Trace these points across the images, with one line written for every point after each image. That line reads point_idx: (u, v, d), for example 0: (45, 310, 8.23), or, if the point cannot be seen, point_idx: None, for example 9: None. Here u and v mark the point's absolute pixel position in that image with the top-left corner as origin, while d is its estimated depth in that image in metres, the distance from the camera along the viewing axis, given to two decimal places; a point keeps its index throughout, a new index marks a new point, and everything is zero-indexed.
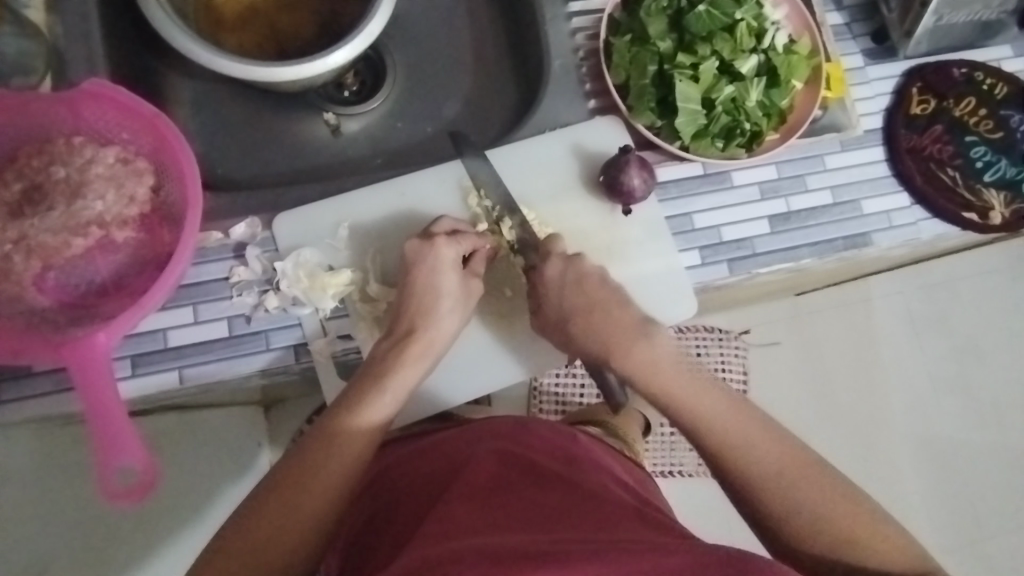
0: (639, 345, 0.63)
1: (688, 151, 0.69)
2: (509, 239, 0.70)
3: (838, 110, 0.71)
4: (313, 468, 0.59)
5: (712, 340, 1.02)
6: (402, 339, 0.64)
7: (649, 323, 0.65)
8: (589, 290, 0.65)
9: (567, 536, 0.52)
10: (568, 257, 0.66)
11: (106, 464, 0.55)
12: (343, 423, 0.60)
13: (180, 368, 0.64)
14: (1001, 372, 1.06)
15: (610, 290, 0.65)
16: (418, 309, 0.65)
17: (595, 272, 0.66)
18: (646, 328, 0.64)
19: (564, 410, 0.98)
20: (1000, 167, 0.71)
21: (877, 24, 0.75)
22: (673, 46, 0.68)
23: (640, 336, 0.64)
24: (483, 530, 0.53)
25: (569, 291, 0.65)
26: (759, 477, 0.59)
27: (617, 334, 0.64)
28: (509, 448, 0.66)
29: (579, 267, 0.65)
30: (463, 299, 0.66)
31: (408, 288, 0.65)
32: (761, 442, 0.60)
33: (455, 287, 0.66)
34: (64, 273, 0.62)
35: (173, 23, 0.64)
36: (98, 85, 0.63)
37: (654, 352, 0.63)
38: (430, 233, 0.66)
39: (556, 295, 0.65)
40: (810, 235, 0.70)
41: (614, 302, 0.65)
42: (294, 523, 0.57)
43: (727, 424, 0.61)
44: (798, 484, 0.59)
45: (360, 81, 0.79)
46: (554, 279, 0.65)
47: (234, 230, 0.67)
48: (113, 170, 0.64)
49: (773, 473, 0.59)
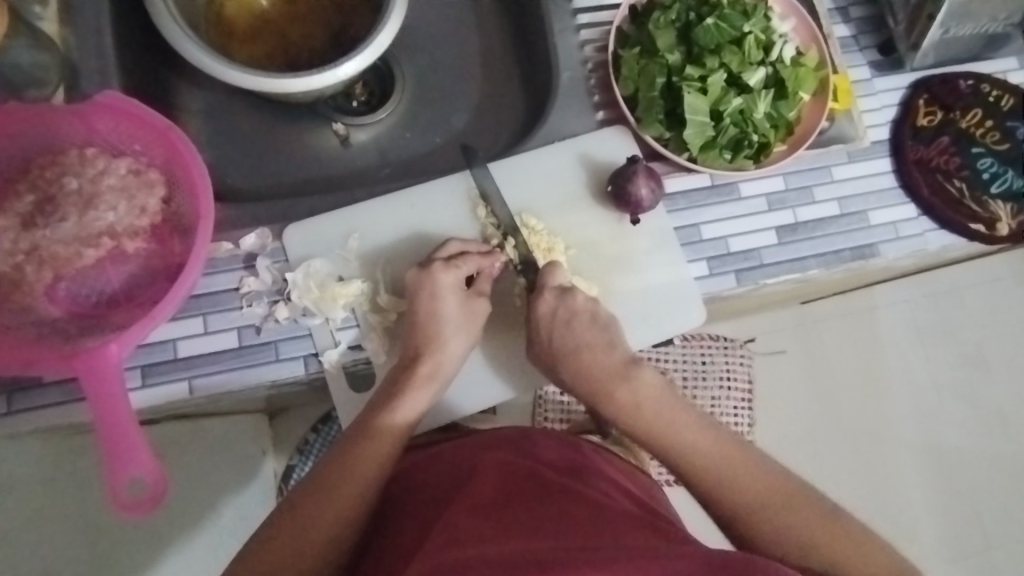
0: (621, 387, 0.67)
1: (696, 162, 0.69)
2: (512, 257, 0.70)
3: (845, 122, 0.72)
4: (333, 482, 0.61)
5: (716, 350, 0.99)
6: (411, 364, 0.65)
7: (634, 363, 0.67)
8: (578, 332, 0.66)
9: (574, 544, 0.53)
10: (560, 290, 0.66)
11: (117, 475, 0.56)
12: (360, 445, 0.62)
13: (190, 378, 0.64)
14: (1006, 381, 1.06)
15: (599, 330, 0.67)
16: (428, 332, 0.65)
17: (586, 310, 0.67)
18: (628, 369, 0.67)
19: (568, 419, 0.97)
20: (1007, 178, 0.71)
21: (884, 37, 0.75)
22: (682, 59, 0.68)
23: (623, 379, 0.67)
24: (489, 538, 0.54)
25: (557, 328, 0.66)
26: (741, 505, 0.62)
27: (601, 377, 0.67)
28: (517, 459, 0.66)
29: (570, 303, 0.66)
30: (468, 320, 0.66)
31: (417, 314, 0.65)
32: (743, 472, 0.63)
33: (456, 310, 0.66)
34: (74, 283, 0.63)
35: (186, 35, 0.64)
36: (113, 98, 0.64)
37: (635, 394, 0.67)
38: (439, 258, 0.67)
39: (547, 334, 0.66)
40: (817, 246, 0.70)
41: (602, 344, 0.67)
42: (324, 542, 0.60)
43: (708, 455, 0.65)
44: (782, 509, 0.61)
45: (368, 91, 0.80)
46: (546, 318, 0.66)
47: (244, 241, 0.67)
48: (124, 181, 0.65)
49: (755, 501, 0.62)
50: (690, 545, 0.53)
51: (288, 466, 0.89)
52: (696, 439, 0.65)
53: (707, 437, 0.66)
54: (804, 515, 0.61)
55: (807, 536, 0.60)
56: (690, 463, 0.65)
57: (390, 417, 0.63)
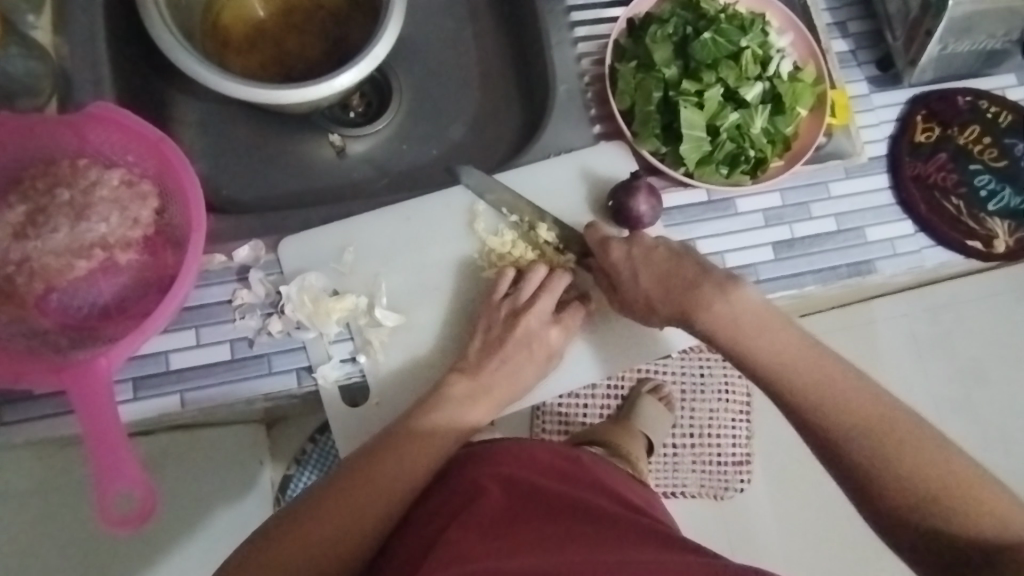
0: (719, 300, 0.61)
1: (692, 176, 0.68)
2: (550, 240, 0.71)
3: (843, 138, 0.71)
4: (365, 475, 0.61)
5: (715, 363, 1.07)
6: (478, 385, 0.66)
7: (732, 279, 0.62)
8: (659, 264, 0.64)
9: (586, 557, 0.53)
10: (628, 240, 0.65)
11: (105, 489, 0.55)
12: (390, 447, 0.62)
13: (181, 392, 0.63)
14: (1005, 395, 1.06)
15: (678, 257, 0.64)
16: (510, 374, 0.67)
17: (659, 245, 0.65)
18: (725, 283, 0.62)
19: (566, 430, 1.00)
20: (1003, 196, 0.71)
21: (882, 52, 0.75)
22: (678, 73, 0.68)
23: (721, 292, 0.61)
24: (497, 554, 0.53)
25: (637, 265, 0.64)
26: (841, 430, 0.58)
27: (688, 294, 0.62)
28: (518, 475, 0.65)
29: (642, 241, 0.65)
30: (541, 354, 0.68)
31: (502, 358, 0.66)
32: (850, 395, 0.59)
33: (550, 341, 0.67)
34: (66, 295, 0.63)
35: (181, 47, 0.64)
36: (103, 108, 0.63)
37: (734, 309, 0.61)
38: (548, 314, 0.67)
39: (629, 275, 0.65)
40: (814, 261, 0.70)
41: (688, 262, 0.63)
42: (334, 542, 0.58)
43: (813, 376, 0.60)
44: (891, 440, 0.57)
45: (365, 103, 0.80)
46: (621, 259, 0.65)
47: (237, 253, 0.67)
48: (117, 192, 0.65)
49: (855, 421, 0.58)
50: (702, 559, 0.53)
51: (285, 477, 0.97)
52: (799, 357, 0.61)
53: (808, 356, 0.61)
54: (910, 448, 0.57)
55: (910, 469, 0.56)
56: (794, 382, 0.60)
57: (450, 419, 0.64)
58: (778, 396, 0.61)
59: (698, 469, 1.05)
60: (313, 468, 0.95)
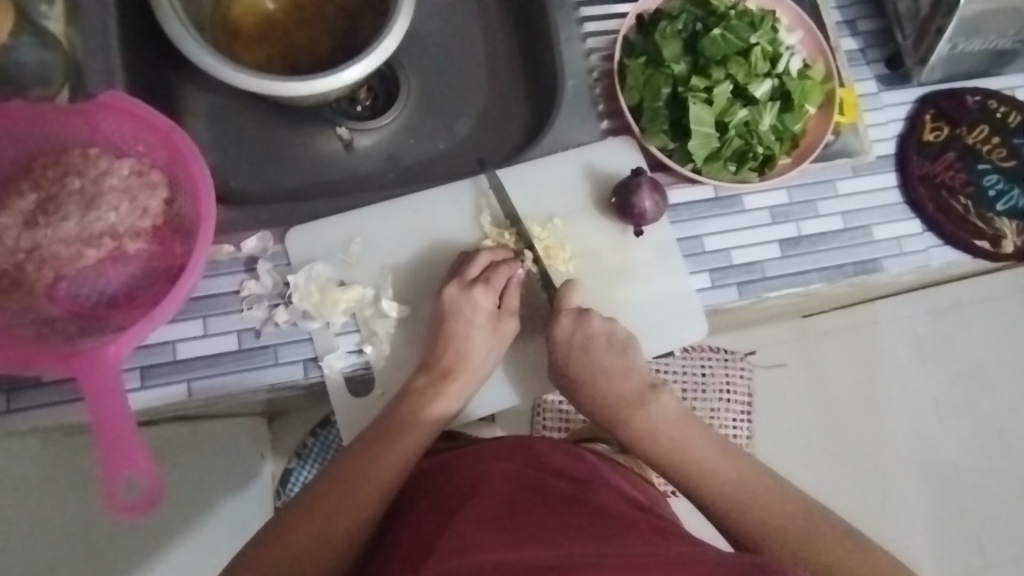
0: (639, 412, 0.68)
1: (700, 173, 0.68)
2: (534, 271, 0.70)
3: (851, 135, 0.71)
4: (364, 470, 0.62)
5: (717, 361, 1.01)
6: (443, 378, 0.66)
7: (650, 388, 0.69)
8: (597, 356, 0.65)
9: (580, 548, 0.53)
10: (578, 314, 0.65)
11: (113, 474, 0.55)
12: (393, 438, 0.64)
13: (188, 380, 0.64)
14: (1012, 398, 1.05)
15: (617, 354, 0.67)
16: (454, 353, 0.66)
17: (604, 333, 0.66)
18: (646, 395, 0.68)
19: (567, 428, 0.99)
20: (1013, 196, 0.70)
21: (891, 51, 0.75)
22: (687, 69, 0.68)
23: (641, 404, 0.68)
24: (503, 546, 0.53)
25: (576, 354, 0.66)
26: (761, 524, 0.62)
27: (618, 401, 0.68)
28: (519, 469, 0.66)
29: (589, 327, 0.65)
30: (495, 342, 0.68)
31: (441, 337, 0.66)
32: (760, 490, 0.64)
33: (487, 334, 0.67)
34: (75, 283, 0.63)
35: (191, 38, 0.64)
36: (117, 98, 0.64)
37: (654, 420, 0.68)
38: (467, 279, 0.67)
39: (566, 354, 0.66)
40: (820, 260, 0.70)
41: (620, 368, 0.67)
42: (325, 535, 0.59)
43: (728, 476, 0.65)
44: (800, 523, 0.62)
45: (373, 96, 0.80)
46: (566, 341, 0.66)
47: (246, 244, 0.67)
48: (126, 182, 0.65)
49: (769, 515, 0.63)
50: (695, 550, 0.54)
51: (288, 471, 0.98)
52: (726, 468, 0.65)
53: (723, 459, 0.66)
54: (816, 530, 0.61)
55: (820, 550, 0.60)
56: (707, 478, 0.65)
57: (423, 412, 0.65)
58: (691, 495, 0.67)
59: None
60: (313, 462, 0.96)
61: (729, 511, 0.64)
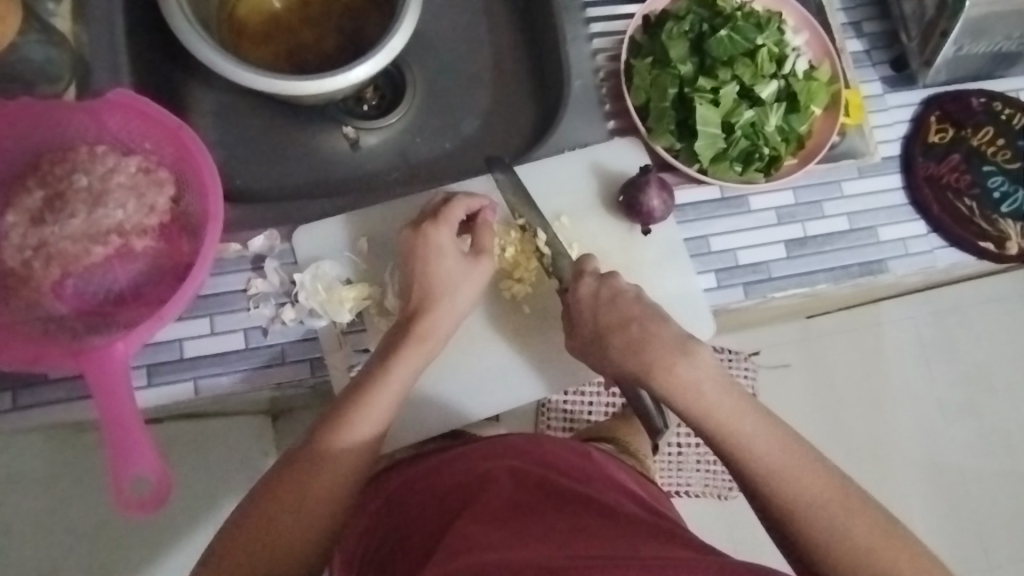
0: (683, 363, 0.60)
1: (706, 173, 0.69)
2: (546, 262, 0.69)
3: (856, 137, 0.71)
4: (334, 454, 0.58)
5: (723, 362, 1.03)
6: (409, 321, 0.63)
7: (689, 340, 0.62)
8: (623, 304, 0.63)
9: (587, 550, 0.52)
10: (600, 275, 0.65)
11: (121, 471, 0.55)
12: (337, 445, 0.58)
13: (195, 379, 0.64)
14: (1011, 400, 1.06)
15: (646, 307, 0.63)
16: (420, 288, 0.64)
17: (630, 291, 0.65)
18: (687, 346, 0.61)
19: (571, 428, 1.00)
20: (1017, 197, 0.71)
21: (896, 53, 0.75)
22: (694, 70, 0.68)
23: (684, 355, 0.60)
24: (499, 545, 0.53)
25: (602, 304, 0.64)
26: (800, 506, 0.57)
27: (658, 351, 0.60)
28: (523, 469, 0.66)
29: (613, 284, 0.64)
30: (468, 281, 0.65)
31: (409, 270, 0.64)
32: (801, 466, 0.58)
33: (455, 268, 0.64)
34: (81, 280, 0.62)
35: (198, 36, 0.64)
36: (124, 95, 0.65)
37: (697, 374, 0.60)
38: (421, 219, 0.66)
39: (590, 312, 0.64)
40: (826, 261, 0.70)
41: (655, 318, 0.63)
42: (305, 518, 0.56)
43: (771, 446, 0.58)
44: (842, 506, 0.56)
45: (379, 96, 0.80)
46: (588, 297, 0.64)
47: (253, 242, 0.67)
48: (134, 179, 0.65)
49: (814, 503, 0.56)
50: (706, 555, 0.53)
51: None
52: (768, 437, 0.59)
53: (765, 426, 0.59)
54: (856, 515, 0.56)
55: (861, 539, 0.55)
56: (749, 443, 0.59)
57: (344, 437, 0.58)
58: (728, 459, 0.60)
59: (702, 468, 1.04)
60: None
61: (768, 485, 0.58)
